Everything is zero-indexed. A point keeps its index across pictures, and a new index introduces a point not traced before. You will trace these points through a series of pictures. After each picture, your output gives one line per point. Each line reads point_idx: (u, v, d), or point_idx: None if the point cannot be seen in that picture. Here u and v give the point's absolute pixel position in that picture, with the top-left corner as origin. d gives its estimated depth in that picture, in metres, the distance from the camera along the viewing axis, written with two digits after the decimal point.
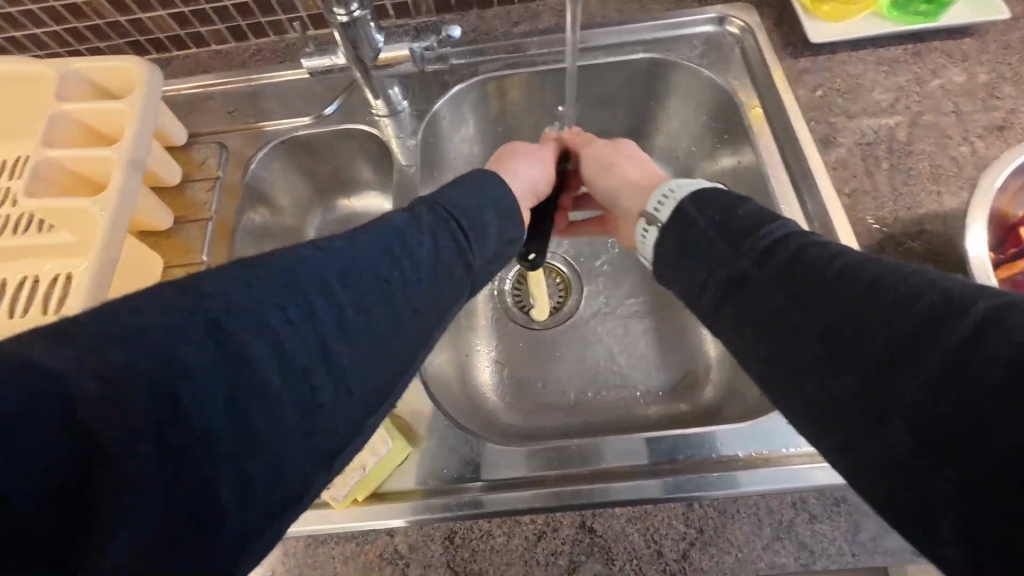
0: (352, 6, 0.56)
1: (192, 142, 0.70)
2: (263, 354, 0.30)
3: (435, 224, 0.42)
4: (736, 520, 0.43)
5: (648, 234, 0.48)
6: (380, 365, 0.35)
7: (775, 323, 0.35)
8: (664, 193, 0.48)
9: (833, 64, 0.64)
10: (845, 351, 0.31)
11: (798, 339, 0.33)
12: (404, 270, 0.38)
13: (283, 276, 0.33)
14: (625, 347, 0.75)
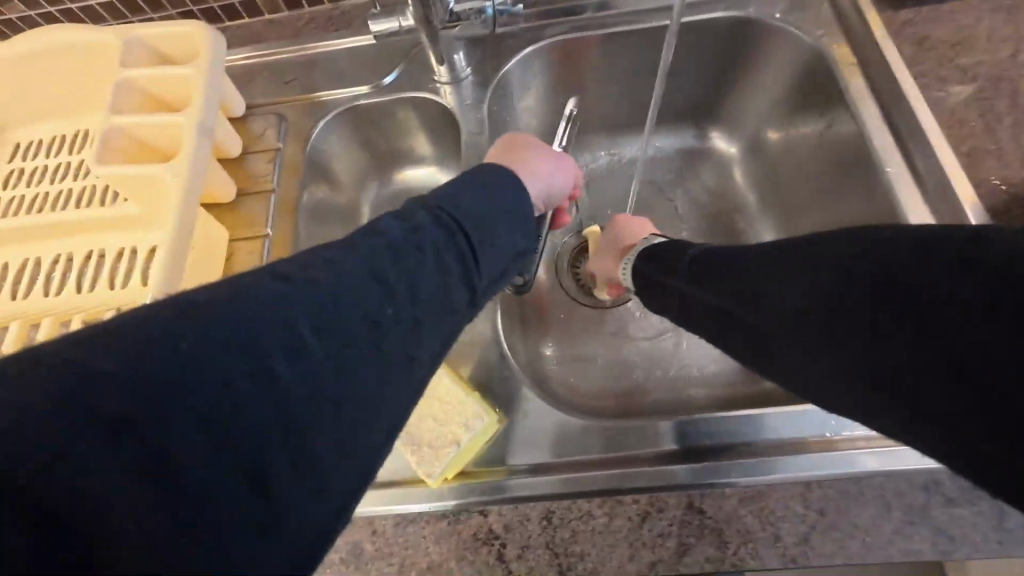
0: None
1: (249, 115, 0.67)
2: (277, 375, 0.25)
3: (440, 239, 0.34)
4: (861, 503, 0.40)
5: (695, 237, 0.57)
6: (394, 375, 0.29)
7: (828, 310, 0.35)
8: None
9: (939, 15, 0.58)
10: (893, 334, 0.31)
11: (849, 324, 0.34)
12: (400, 305, 0.30)
13: (276, 295, 0.27)
14: (688, 326, 0.71)
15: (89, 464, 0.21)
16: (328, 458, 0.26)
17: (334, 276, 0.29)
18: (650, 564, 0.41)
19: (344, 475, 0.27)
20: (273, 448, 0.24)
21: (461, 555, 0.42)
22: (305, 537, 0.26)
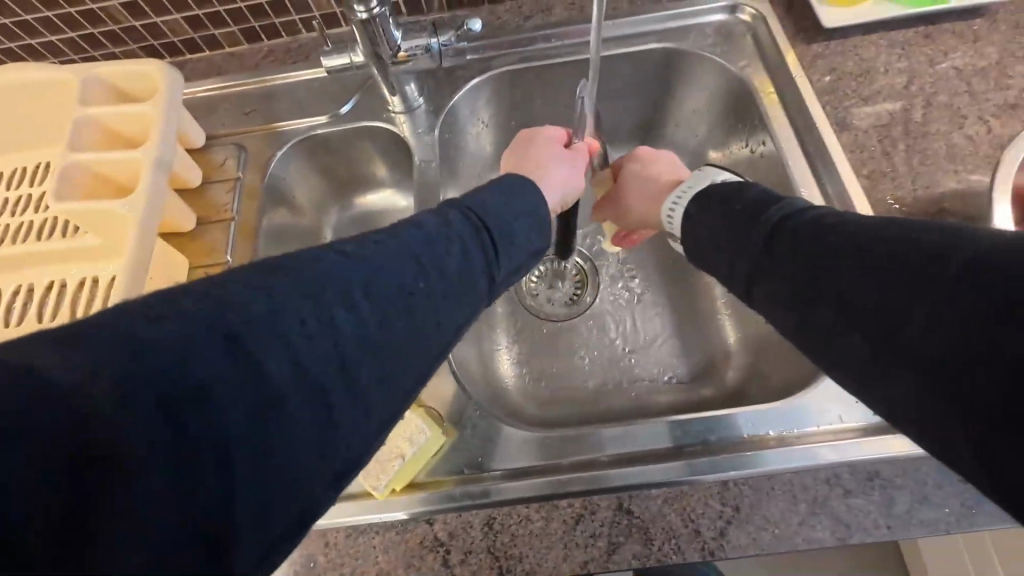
0: (372, 3, 0.56)
1: (209, 144, 0.70)
2: (299, 361, 0.26)
3: (467, 231, 0.37)
4: (771, 498, 0.44)
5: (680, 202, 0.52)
6: (400, 363, 0.31)
7: (798, 291, 0.36)
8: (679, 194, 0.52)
9: (845, 48, 0.64)
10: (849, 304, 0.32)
11: (817, 301, 0.34)
12: (431, 283, 0.33)
13: (304, 285, 0.28)
14: (638, 338, 0.75)
15: (99, 436, 0.21)
16: (336, 430, 0.27)
17: (343, 267, 0.30)
18: (583, 563, 0.44)
19: (299, 481, 0.26)
20: (288, 419, 0.25)
21: (408, 562, 0.45)
22: (297, 509, 0.26)
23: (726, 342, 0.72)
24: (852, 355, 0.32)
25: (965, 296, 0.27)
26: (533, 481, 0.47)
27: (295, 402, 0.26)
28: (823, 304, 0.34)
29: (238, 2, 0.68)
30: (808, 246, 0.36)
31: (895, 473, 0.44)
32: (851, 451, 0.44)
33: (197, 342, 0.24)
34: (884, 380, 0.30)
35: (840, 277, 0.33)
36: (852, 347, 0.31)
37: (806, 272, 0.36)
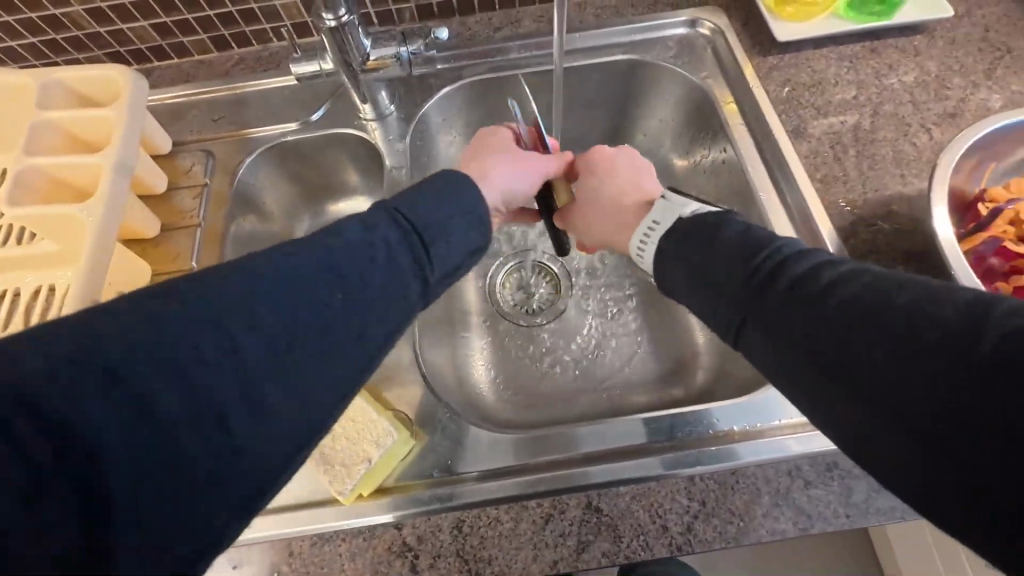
0: (340, 11, 0.57)
1: (176, 151, 0.69)
2: (220, 361, 0.28)
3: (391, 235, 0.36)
4: (735, 491, 0.45)
5: (650, 236, 0.46)
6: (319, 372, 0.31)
7: (793, 341, 0.33)
8: (647, 226, 0.47)
9: (798, 61, 0.68)
10: (858, 368, 0.30)
11: (819, 357, 0.32)
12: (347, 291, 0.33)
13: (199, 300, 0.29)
14: (611, 341, 0.76)
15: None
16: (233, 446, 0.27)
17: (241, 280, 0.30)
18: (552, 563, 0.44)
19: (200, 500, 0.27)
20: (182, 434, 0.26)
21: (376, 569, 0.44)
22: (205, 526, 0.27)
23: (696, 343, 0.73)
24: (856, 419, 0.30)
25: (988, 375, 0.26)
26: (503, 480, 0.47)
27: (186, 422, 0.26)
28: (827, 362, 0.31)
29: (207, 10, 0.68)
30: (808, 295, 0.34)
31: (853, 463, 0.45)
32: (810, 444, 0.46)
33: (123, 343, 0.26)
34: (890, 451, 0.29)
35: (846, 335, 0.31)
36: (853, 406, 0.30)
37: (805, 325, 0.33)
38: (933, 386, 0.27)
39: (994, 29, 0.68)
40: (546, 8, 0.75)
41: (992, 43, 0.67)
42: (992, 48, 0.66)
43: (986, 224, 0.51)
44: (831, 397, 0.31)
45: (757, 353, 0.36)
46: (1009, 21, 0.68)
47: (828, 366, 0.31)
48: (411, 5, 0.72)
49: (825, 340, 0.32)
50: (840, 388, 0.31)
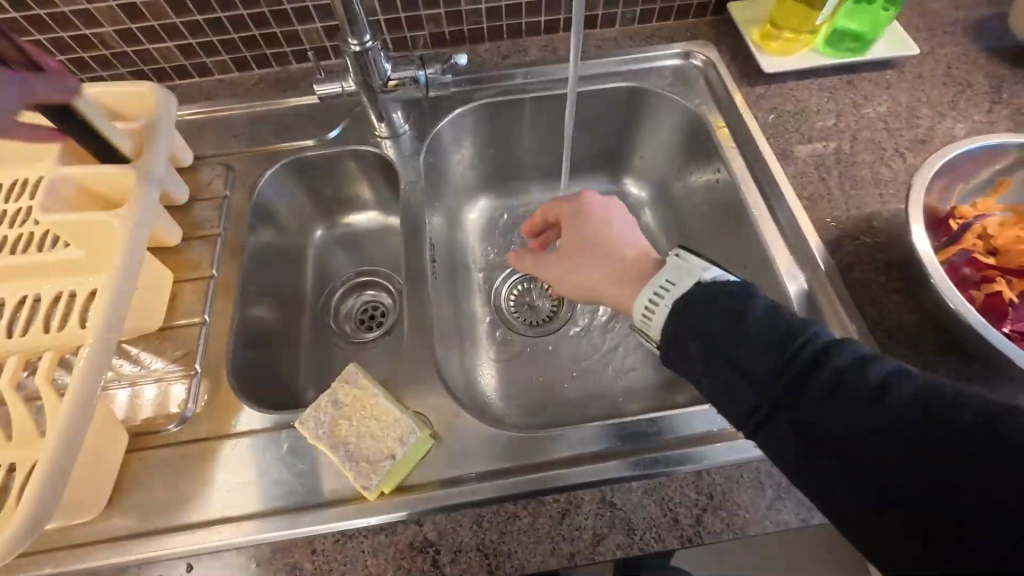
0: (365, 37, 0.61)
1: (197, 164, 0.72)
2: None
3: None
4: (740, 485, 0.48)
5: (655, 307, 0.45)
6: None
7: (819, 427, 0.35)
8: (657, 290, 0.45)
9: (782, 91, 0.74)
10: (907, 476, 0.32)
11: (862, 467, 0.34)
12: None
13: None
14: (614, 350, 0.79)
15: None
16: None
17: None
18: (570, 556, 0.45)
19: None
20: None
21: (398, 564, 0.46)
22: None
23: None
24: (889, 513, 0.32)
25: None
26: (525, 478, 0.48)
27: None
28: (870, 472, 0.33)
29: (233, 33, 0.72)
30: (858, 398, 0.35)
31: None
32: None
33: None
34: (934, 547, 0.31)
35: (889, 448, 0.33)
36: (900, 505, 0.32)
37: (847, 431, 0.34)
38: (962, 509, 0.30)
39: (956, 66, 0.75)
40: (550, 38, 0.81)
41: (955, 78, 0.74)
42: (955, 82, 0.74)
43: (956, 237, 0.56)
44: (860, 490, 0.33)
45: (784, 451, 0.37)
46: (968, 59, 0.76)
47: (864, 473, 0.33)
48: (426, 33, 0.78)
49: (863, 449, 0.34)
50: (873, 489, 0.33)
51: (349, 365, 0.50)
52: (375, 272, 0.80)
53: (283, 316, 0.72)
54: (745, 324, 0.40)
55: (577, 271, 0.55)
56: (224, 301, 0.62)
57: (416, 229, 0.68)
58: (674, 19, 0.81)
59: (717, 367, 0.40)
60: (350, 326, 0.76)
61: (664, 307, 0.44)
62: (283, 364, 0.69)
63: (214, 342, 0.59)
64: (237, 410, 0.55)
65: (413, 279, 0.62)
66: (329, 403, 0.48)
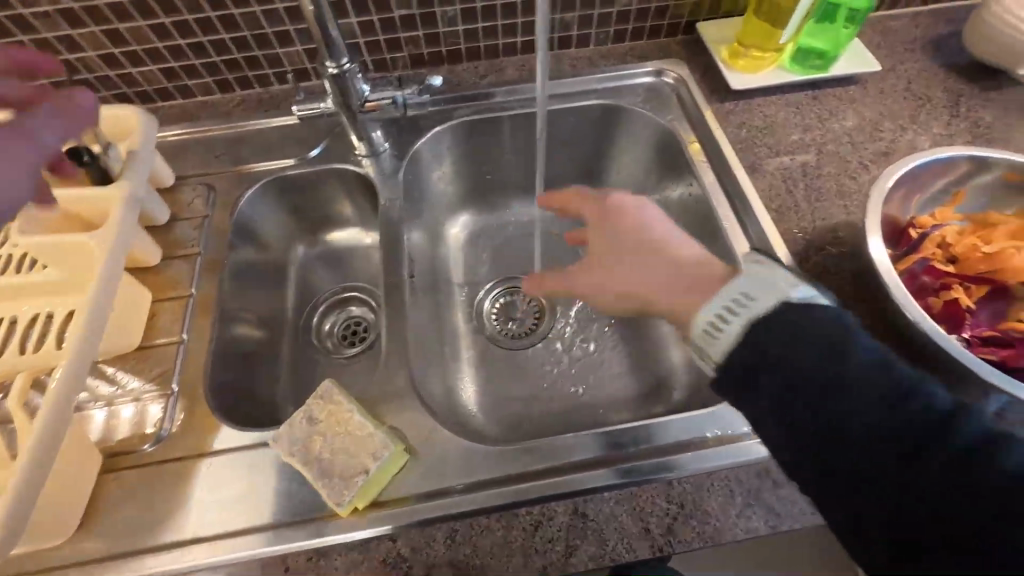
0: (342, 60, 0.63)
1: (178, 184, 0.73)
2: None
3: None
4: (710, 494, 0.48)
5: (729, 322, 0.41)
6: None
7: (843, 429, 0.35)
8: (739, 297, 0.42)
9: (751, 106, 0.77)
10: (925, 479, 0.33)
11: (881, 468, 0.34)
12: None
13: None
14: (594, 362, 0.80)
15: None
16: None
17: None
18: (543, 568, 0.46)
19: None
20: None
21: None
22: None
23: (674, 362, 0.78)
24: (909, 519, 0.32)
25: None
26: (499, 492, 0.49)
27: None
28: (889, 473, 0.33)
29: (215, 56, 0.74)
30: (877, 402, 0.35)
31: None
32: None
33: None
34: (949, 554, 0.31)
35: (909, 450, 0.33)
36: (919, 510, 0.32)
37: (868, 433, 0.34)
38: (978, 513, 0.31)
39: (915, 82, 0.78)
40: (527, 58, 0.84)
41: (916, 93, 0.77)
42: (915, 97, 0.77)
43: (918, 249, 0.58)
44: (877, 493, 0.33)
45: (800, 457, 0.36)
46: (927, 75, 0.79)
47: (882, 477, 0.34)
48: (405, 54, 0.80)
49: (883, 450, 0.34)
50: (892, 494, 0.33)
51: (324, 382, 0.51)
52: (357, 288, 0.81)
53: (263, 333, 0.72)
54: (770, 319, 0.40)
55: (623, 272, 0.51)
56: (201, 320, 0.63)
57: (396, 245, 0.69)
58: (646, 39, 0.84)
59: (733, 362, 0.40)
60: (331, 342, 0.77)
61: (743, 320, 0.40)
62: (262, 381, 0.69)
63: (191, 360, 0.60)
64: (214, 428, 0.55)
65: (391, 295, 0.63)
66: (303, 419, 0.49)
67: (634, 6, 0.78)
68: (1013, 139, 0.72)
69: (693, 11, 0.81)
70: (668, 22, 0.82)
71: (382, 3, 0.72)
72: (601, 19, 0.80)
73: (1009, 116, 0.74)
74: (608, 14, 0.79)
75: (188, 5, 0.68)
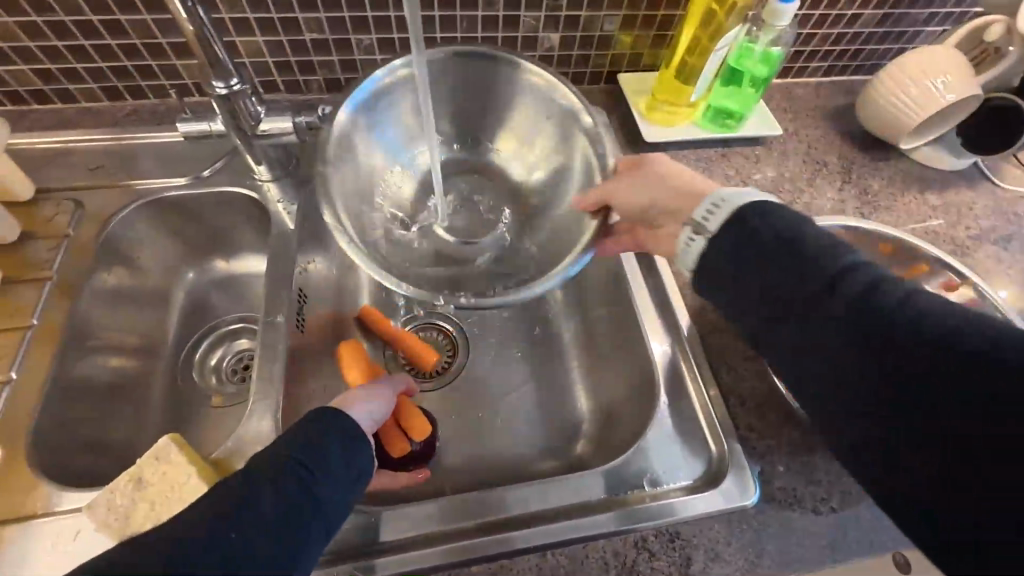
0: (232, 80, 0.58)
1: (41, 198, 0.65)
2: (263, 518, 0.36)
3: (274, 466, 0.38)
4: (584, 566, 0.46)
5: (694, 243, 0.46)
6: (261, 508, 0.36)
7: (840, 355, 0.38)
8: (712, 203, 0.46)
9: None
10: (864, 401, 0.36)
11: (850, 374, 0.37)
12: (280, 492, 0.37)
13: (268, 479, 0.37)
14: (506, 407, 0.73)
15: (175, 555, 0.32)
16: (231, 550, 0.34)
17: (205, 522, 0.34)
18: None
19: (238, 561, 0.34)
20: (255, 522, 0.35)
21: None
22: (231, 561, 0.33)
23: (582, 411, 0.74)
24: (910, 446, 0.34)
25: (925, 380, 0.34)
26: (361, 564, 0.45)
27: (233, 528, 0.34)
28: (845, 394, 0.37)
29: (99, 61, 0.67)
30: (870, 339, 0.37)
31: (693, 534, 0.48)
32: (657, 514, 0.49)
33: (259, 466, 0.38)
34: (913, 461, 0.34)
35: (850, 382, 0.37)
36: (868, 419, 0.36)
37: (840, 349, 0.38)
38: (917, 418, 0.34)
39: (816, 147, 0.83)
40: None
41: (815, 158, 0.81)
42: (814, 162, 0.81)
43: None
44: (873, 424, 0.36)
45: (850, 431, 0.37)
46: (826, 141, 0.84)
47: (859, 406, 0.37)
48: (319, 78, 0.76)
49: (865, 385, 0.36)
50: (869, 428, 0.36)
51: (164, 438, 0.45)
52: (248, 319, 0.76)
53: (133, 366, 0.67)
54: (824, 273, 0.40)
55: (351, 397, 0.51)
56: (36, 363, 0.55)
57: (284, 282, 0.64)
58: (570, 85, 0.85)
59: (813, 350, 0.39)
60: (216, 380, 0.71)
61: (704, 238, 0.45)
62: (118, 423, 0.62)
63: (17, 405, 0.53)
64: (33, 490, 0.48)
65: (268, 337, 0.60)
66: (128, 481, 0.43)
67: (556, 52, 0.79)
68: (894, 208, 0.77)
69: (613, 63, 0.83)
70: (591, 71, 0.83)
71: (290, 24, 0.68)
72: (525, 61, 0.80)
73: (893, 187, 0.79)
74: (530, 56, 0.79)
75: (62, 4, 0.60)
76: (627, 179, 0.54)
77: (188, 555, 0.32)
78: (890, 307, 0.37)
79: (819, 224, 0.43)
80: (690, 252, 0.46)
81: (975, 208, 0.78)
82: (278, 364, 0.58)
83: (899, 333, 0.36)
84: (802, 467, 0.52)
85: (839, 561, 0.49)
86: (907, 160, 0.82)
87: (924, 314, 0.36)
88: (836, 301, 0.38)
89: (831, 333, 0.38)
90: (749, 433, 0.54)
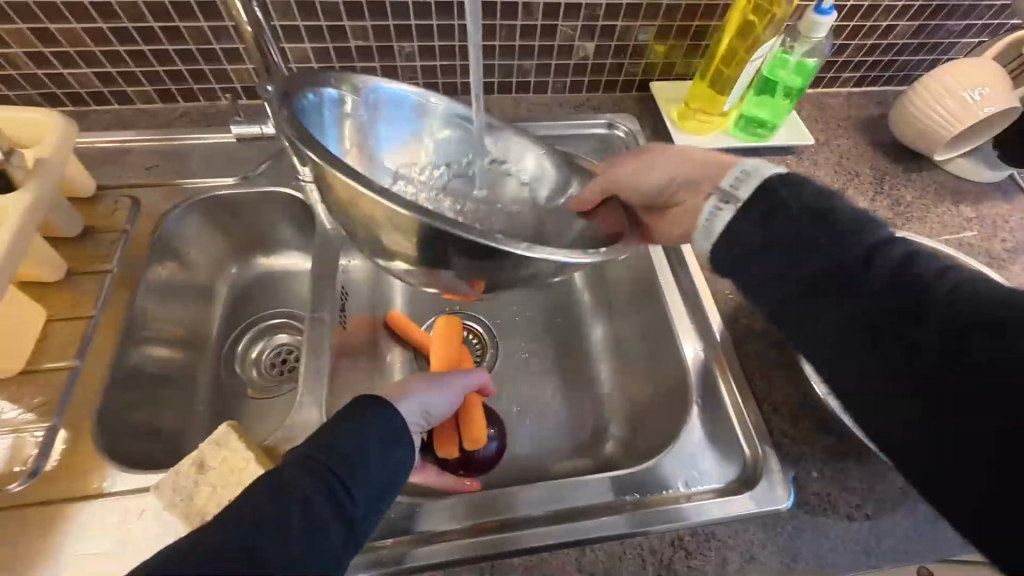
0: (286, 86, 0.61)
1: (100, 194, 0.69)
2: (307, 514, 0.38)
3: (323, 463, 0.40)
4: (622, 562, 0.48)
5: (723, 210, 0.46)
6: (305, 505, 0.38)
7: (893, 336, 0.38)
8: (739, 173, 0.47)
9: None
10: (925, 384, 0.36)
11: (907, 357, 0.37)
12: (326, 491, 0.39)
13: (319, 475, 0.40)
14: (536, 407, 0.74)
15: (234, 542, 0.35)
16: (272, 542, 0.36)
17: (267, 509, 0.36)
18: None
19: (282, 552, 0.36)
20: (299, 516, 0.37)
21: None
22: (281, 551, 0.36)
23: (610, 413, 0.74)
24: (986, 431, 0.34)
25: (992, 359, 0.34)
26: (407, 551, 0.47)
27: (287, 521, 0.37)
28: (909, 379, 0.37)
29: (156, 65, 0.70)
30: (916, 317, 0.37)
31: (728, 535, 0.49)
32: (693, 513, 0.50)
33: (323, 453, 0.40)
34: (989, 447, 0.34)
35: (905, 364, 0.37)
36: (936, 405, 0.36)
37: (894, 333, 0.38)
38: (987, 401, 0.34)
39: (847, 157, 0.83)
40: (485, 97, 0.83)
41: (847, 168, 0.82)
42: (846, 172, 0.81)
43: None
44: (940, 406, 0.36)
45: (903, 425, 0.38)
46: (858, 151, 0.84)
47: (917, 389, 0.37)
48: None
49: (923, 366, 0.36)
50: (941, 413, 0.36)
51: (223, 425, 0.47)
52: (288, 315, 0.79)
53: (180, 358, 0.70)
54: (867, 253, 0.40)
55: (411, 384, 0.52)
56: (98, 351, 0.58)
57: (327, 279, 0.67)
58: (602, 92, 0.87)
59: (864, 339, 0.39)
60: (257, 372, 0.74)
61: (735, 205, 0.46)
62: (167, 412, 0.65)
63: (81, 391, 0.55)
64: (98, 471, 0.51)
65: (314, 332, 0.62)
66: (191, 465, 0.46)
67: (591, 60, 0.81)
68: (928, 219, 0.77)
69: (645, 71, 0.84)
70: (623, 79, 0.85)
71: (338, 32, 0.71)
72: (560, 69, 0.82)
73: (926, 198, 0.79)
74: (565, 64, 0.81)
75: (127, 11, 0.64)
76: (633, 165, 0.55)
77: (247, 544, 0.35)
78: (929, 282, 0.38)
79: (847, 203, 0.44)
80: (718, 221, 0.46)
81: (1010, 220, 0.78)
82: (321, 357, 0.60)
83: (948, 313, 0.36)
84: (837, 473, 0.53)
85: (874, 567, 0.49)
86: (941, 172, 0.82)
87: (968, 292, 0.37)
88: (875, 276, 0.39)
89: (883, 310, 0.38)
90: (783, 438, 0.55)
